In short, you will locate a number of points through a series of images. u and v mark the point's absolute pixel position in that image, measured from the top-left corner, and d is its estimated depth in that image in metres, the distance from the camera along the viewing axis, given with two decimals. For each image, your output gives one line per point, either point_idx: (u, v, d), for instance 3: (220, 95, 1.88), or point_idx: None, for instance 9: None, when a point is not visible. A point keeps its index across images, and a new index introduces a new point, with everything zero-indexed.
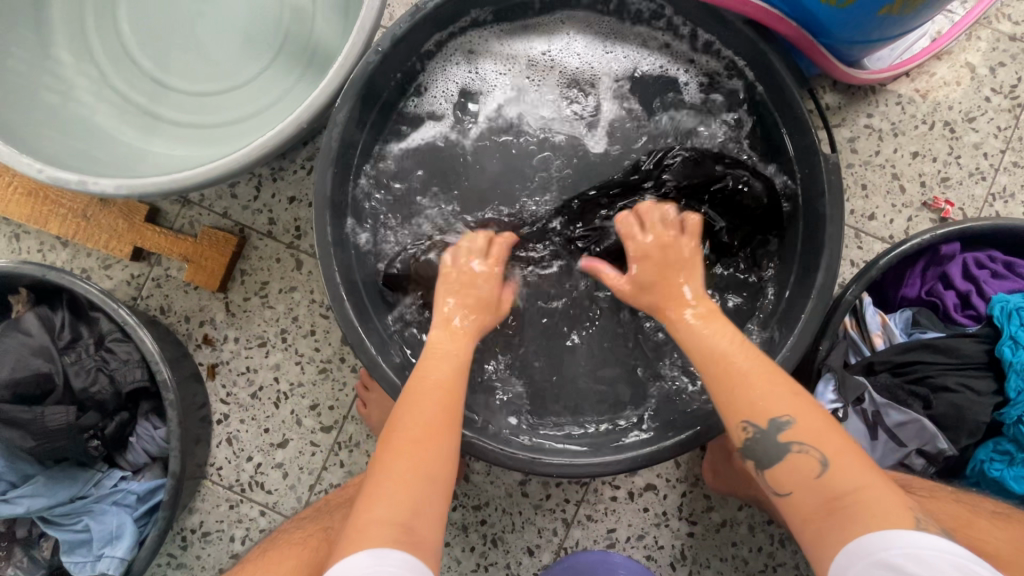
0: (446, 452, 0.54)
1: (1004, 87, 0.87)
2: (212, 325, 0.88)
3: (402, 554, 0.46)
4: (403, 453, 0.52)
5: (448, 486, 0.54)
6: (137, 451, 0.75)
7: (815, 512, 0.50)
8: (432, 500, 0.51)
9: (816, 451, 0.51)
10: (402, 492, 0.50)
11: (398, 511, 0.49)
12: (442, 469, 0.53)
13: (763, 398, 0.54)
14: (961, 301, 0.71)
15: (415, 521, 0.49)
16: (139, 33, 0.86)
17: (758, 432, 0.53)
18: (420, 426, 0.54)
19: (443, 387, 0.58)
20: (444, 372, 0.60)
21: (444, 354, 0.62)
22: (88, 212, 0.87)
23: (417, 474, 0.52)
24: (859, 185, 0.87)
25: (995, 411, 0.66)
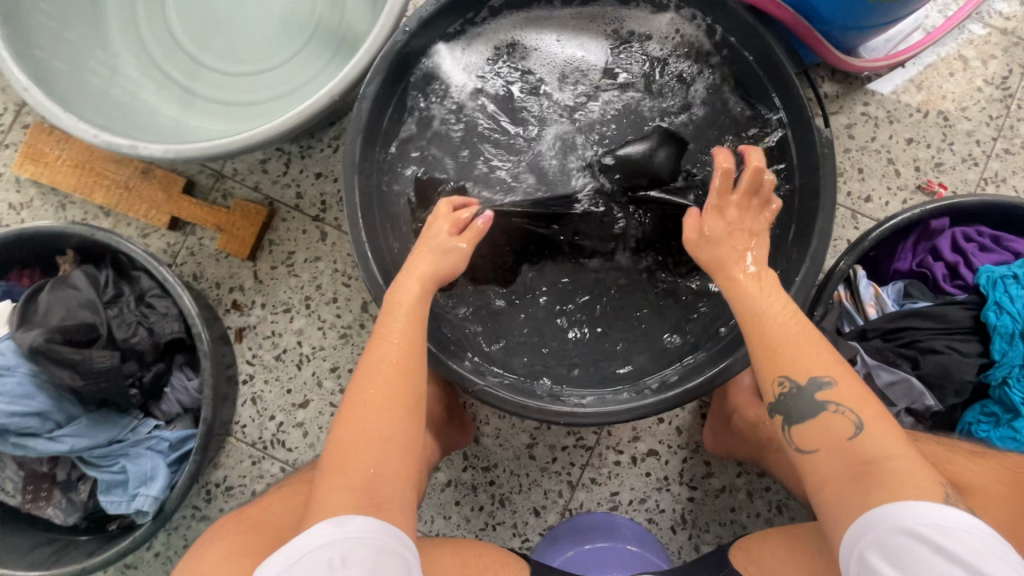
0: (405, 419, 0.58)
1: (996, 78, 0.92)
2: (241, 292, 0.94)
3: (366, 517, 0.52)
4: (360, 422, 0.56)
5: (411, 447, 0.58)
6: (171, 401, 0.81)
7: (838, 473, 0.53)
8: (394, 463, 0.56)
9: (853, 413, 0.54)
10: (359, 460, 0.55)
11: (359, 478, 0.54)
12: (401, 434, 0.57)
13: (810, 364, 0.56)
14: (950, 273, 0.75)
15: (375, 486, 0.54)
16: (183, 18, 0.93)
17: (794, 386, 0.56)
18: (377, 395, 0.57)
19: (400, 354, 0.60)
20: (400, 336, 0.61)
21: (407, 318, 0.62)
22: (131, 183, 0.94)
23: (375, 441, 0.56)
24: (856, 169, 0.91)
25: (981, 373, 0.69)
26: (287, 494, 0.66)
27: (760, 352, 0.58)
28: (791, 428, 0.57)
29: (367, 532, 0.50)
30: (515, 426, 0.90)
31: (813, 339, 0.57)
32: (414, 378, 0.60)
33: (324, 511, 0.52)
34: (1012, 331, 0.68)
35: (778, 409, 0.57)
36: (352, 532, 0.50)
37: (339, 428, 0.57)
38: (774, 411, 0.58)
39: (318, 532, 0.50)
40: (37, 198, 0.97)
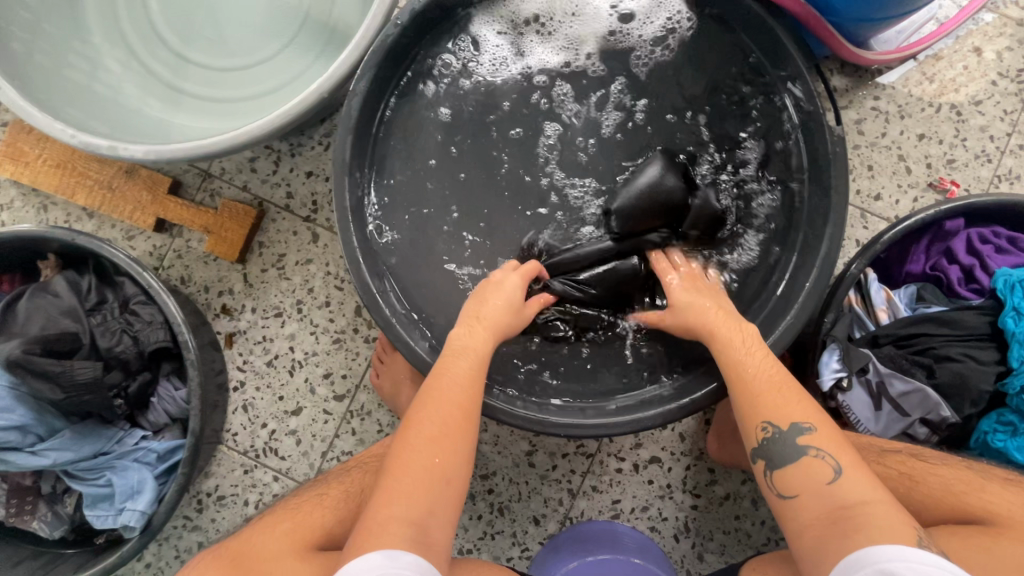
0: (462, 459, 0.56)
1: (1011, 71, 0.88)
2: (231, 295, 0.91)
3: (416, 556, 0.48)
4: (419, 454, 0.54)
5: (461, 488, 0.55)
6: (158, 411, 0.78)
7: (817, 520, 0.50)
8: (446, 501, 0.53)
9: (833, 460, 0.52)
10: (417, 493, 0.52)
11: (415, 513, 0.51)
12: (457, 473, 0.55)
13: (788, 409, 0.56)
14: (964, 276, 0.73)
15: (428, 523, 0.51)
16: (166, 10, 0.89)
17: (779, 433, 0.55)
18: (441, 429, 0.56)
19: (463, 392, 0.59)
20: (468, 372, 0.61)
21: (470, 356, 0.62)
22: (115, 184, 0.90)
23: (432, 477, 0.53)
24: (866, 166, 0.88)
25: (998, 381, 0.67)
26: (291, 524, 0.63)
27: (739, 390, 0.59)
28: (773, 471, 0.54)
29: (419, 572, 0.47)
30: (514, 433, 0.87)
31: (788, 385, 0.58)
32: (473, 417, 0.59)
33: (371, 539, 0.49)
34: None
35: (760, 454, 0.55)
36: (400, 565, 0.47)
37: (395, 456, 0.55)
38: (756, 456, 0.56)
39: (367, 564, 0.47)
40: (17, 199, 0.94)
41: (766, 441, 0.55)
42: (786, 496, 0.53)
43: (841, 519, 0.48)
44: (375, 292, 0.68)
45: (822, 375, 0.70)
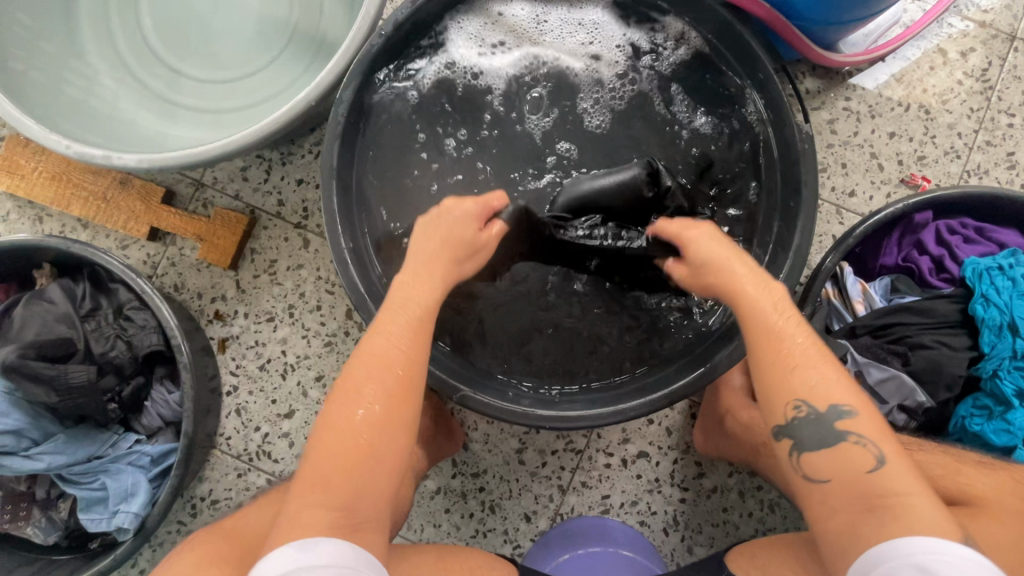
0: (400, 433, 0.53)
1: (976, 71, 0.92)
2: (223, 301, 0.93)
3: (338, 542, 0.47)
4: (348, 430, 0.52)
5: (400, 465, 0.53)
6: (152, 415, 0.79)
7: (843, 505, 0.49)
8: (380, 480, 0.51)
9: (875, 446, 0.50)
10: (346, 471, 0.50)
11: (336, 497, 0.49)
12: (394, 449, 0.53)
13: (832, 385, 0.52)
14: (935, 266, 0.75)
15: (358, 505, 0.50)
16: (157, 25, 0.91)
17: (812, 412, 0.52)
18: (373, 401, 0.53)
19: (405, 359, 0.56)
20: (414, 339, 0.58)
21: (416, 322, 0.59)
22: (110, 194, 0.93)
23: (361, 456, 0.51)
24: (839, 164, 0.91)
25: (972, 366, 0.69)
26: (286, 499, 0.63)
27: (776, 362, 0.53)
28: (803, 453, 0.52)
29: (336, 560, 0.45)
30: (504, 431, 0.89)
31: (833, 361, 0.54)
32: (413, 387, 0.55)
33: (298, 524, 0.48)
34: (999, 324, 0.67)
35: (787, 433, 0.53)
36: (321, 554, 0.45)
37: (319, 435, 0.53)
38: (781, 435, 0.53)
39: (285, 554, 0.45)
40: (14, 211, 0.95)
41: (796, 419, 0.52)
42: (815, 478, 0.52)
43: (878, 508, 0.47)
44: (363, 290, 0.70)
45: None
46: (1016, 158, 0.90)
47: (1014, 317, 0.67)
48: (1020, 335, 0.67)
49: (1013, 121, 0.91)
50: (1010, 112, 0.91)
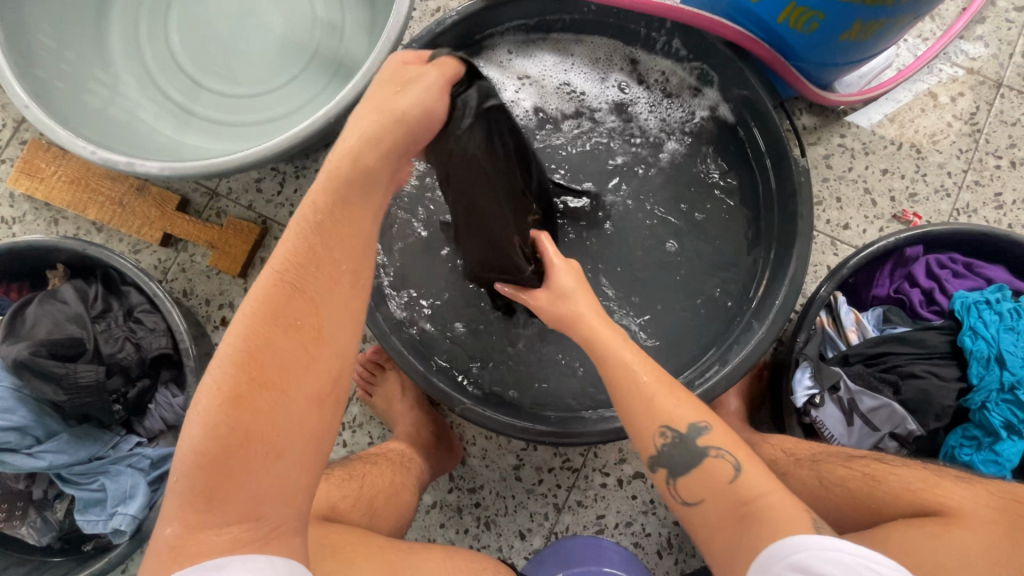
0: (304, 415, 0.43)
1: (964, 114, 0.96)
2: (230, 308, 0.94)
3: (247, 558, 0.40)
4: (239, 418, 0.41)
5: (314, 454, 0.44)
6: (155, 418, 0.80)
7: (724, 521, 0.49)
8: (279, 481, 0.42)
9: (732, 456, 0.50)
10: (247, 474, 0.41)
11: (243, 502, 0.41)
12: (303, 436, 0.43)
13: (640, 420, 0.53)
14: (925, 298, 0.77)
15: (258, 509, 0.41)
16: (183, 39, 0.95)
17: (675, 436, 0.52)
18: (250, 382, 0.42)
19: (290, 322, 0.43)
20: (308, 302, 0.44)
21: (324, 276, 0.45)
22: (126, 200, 0.95)
23: (246, 454, 0.41)
24: (834, 198, 0.94)
25: (961, 397, 0.71)
26: None
27: (624, 388, 0.55)
28: (677, 480, 0.52)
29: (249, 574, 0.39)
30: (502, 447, 0.90)
31: (651, 367, 0.56)
32: (321, 352, 0.44)
33: (189, 543, 0.40)
34: (987, 355, 0.69)
35: (660, 463, 0.53)
36: None
37: (188, 433, 0.41)
38: (656, 465, 0.53)
39: None
40: (29, 213, 0.98)
41: (663, 447, 0.52)
42: (691, 498, 0.52)
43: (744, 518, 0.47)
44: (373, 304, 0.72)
45: (796, 392, 0.73)
46: (1003, 198, 0.94)
47: (1001, 350, 0.69)
48: (1007, 367, 0.68)
49: (1000, 163, 0.95)
50: (997, 155, 0.95)
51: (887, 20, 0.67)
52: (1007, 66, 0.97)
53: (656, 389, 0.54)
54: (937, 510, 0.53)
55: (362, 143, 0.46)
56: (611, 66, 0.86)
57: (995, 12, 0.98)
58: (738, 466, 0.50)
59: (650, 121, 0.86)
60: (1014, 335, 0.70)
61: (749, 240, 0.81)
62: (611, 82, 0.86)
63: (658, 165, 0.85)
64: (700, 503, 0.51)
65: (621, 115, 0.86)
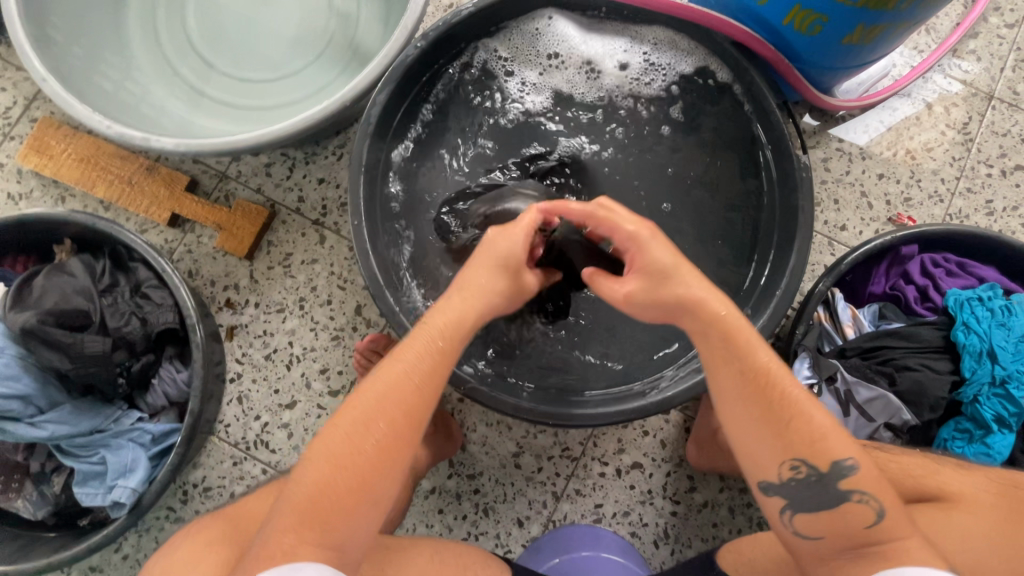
0: (396, 479, 0.52)
1: (957, 124, 1.00)
2: (235, 290, 0.95)
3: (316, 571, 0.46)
4: (347, 468, 0.50)
5: (384, 511, 0.51)
6: (157, 393, 0.80)
7: (843, 557, 0.47)
8: (360, 526, 0.50)
9: (876, 501, 0.47)
10: (338, 514, 0.49)
11: (327, 536, 0.48)
12: (387, 495, 0.51)
13: (776, 447, 0.49)
14: (920, 295, 0.79)
15: (345, 548, 0.49)
16: (200, 25, 0.96)
17: (811, 471, 0.48)
18: (375, 445, 0.51)
19: (399, 401, 0.53)
20: (422, 389, 0.54)
21: (434, 365, 0.55)
22: (135, 179, 0.95)
23: (354, 499, 0.49)
24: (832, 200, 0.97)
25: (953, 391, 0.73)
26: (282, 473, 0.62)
27: (769, 412, 0.49)
28: (795, 514, 0.50)
29: None
30: (503, 435, 0.90)
31: (815, 402, 0.51)
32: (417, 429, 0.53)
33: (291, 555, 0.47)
34: (980, 350, 0.71)
35: (782, 491, 0.50)
36: None
37: (303, 475, 0.50)
38: (774, 492, 0.50)
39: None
40: (37, 189, 0.98)
41: (788, 480, 0.49)
42: (808, 531, 0.49)
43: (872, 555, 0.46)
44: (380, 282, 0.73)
45: None
46: (993, 205, 0.97)
47: (992, 345, 0.71)
48: (998, 362, 0.71)
49: (991, 172, 0.98)
50: (988, 164, 0.98)
51: (888, 25, 0.70)
52: (999, 80, 1.01)
53: (823, 429, 0.49)
54: (932, 488, 0.54)
55: (481, 265, 0.61)
56: (612, 42, 0.86)
57: (987, 28, 1.02)
58: (880, 512, 0.47)
59: (661, 100, 0.86)
60: (1006, 331, 0.72)
61: (754, 223, 0.82)
62: (632, 57, 0.86)
63: (666, 155, 0.86)
64: (820, 539, 0.49)
65: (629, 93, 0.87)
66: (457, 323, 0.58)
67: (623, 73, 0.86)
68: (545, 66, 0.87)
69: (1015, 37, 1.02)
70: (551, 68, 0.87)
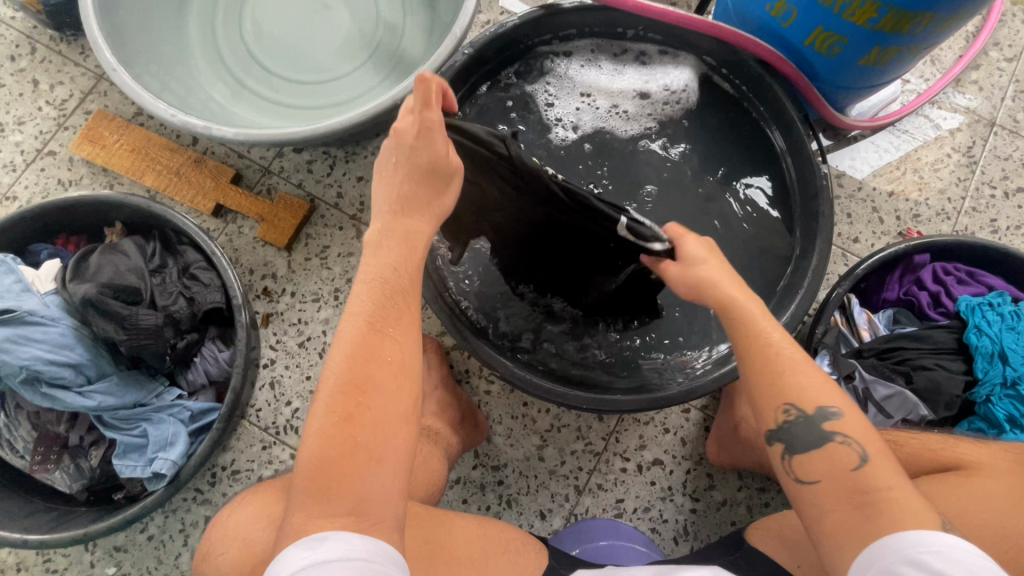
0: (398, 424, 0.48)
1: (962, 147, 1.06)
2: (273, 280, 0.98)
3: (345, 536, 0.43)
4: (348, 430, 0.46)
5: (400, 464, 0.48)
6: (199, 371, 0.82)
7: (837, 503, 0.48)
8: (380, 488, 0.46)
9: (860, 446, 0.49)
10: (350, 475, 0.45)
11: (347, 500, 0.45)
12: (394, 443, 0.48)
13: (761, 394, 0.52)
14: (932, 301, 0.83)
15: (364, 504, 0.45)
16: (254, 29, 1.02)
17: (801, 416, 0.51)
18: (355, 404, 0.47)
19: (383, 356, 0.50)
20: (388, 334, 0.51)
21: (394, 309, 0.52)
22: (182, 170, 1.00)
23: (359, 458, 0.46)
24: (845, 214, 1.02)
25: (966, 391, 0.76)
26: None
27: (754, 356, 0.53)
28: (794, 456, 0.51)
29: (357, 547, 0.43)
30: (527, 428, 0.93)
31: (807, 361, 0.53)
32: (407, 377, 0.50)
33: (312, 526, 0.44)
34: (991, 351, 0.75)
35: (780, 438, 0.51)
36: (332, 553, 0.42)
37: (304, 450, 0.47)
38: (773, 439, 0.52)
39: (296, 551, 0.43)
40: (86, 177, 1.02)
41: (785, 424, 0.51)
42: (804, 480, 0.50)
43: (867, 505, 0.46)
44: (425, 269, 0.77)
45: None
46: (998, 224, 1.02)
47: (1003, 347, 0.75)
48: (1009, 363, 0.74)
49: (995, 193, 1.03)
50: (992, 186, 1.04)
51: (901, 47, 0.76)
52: (999, 108, 1.07)
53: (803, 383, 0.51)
54: (950, 465, 0.58)
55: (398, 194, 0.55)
56: (625, 64, 0.93)
57: (987, 61, 1.09)
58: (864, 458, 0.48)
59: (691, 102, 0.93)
60: (1015, 335, 0.76)
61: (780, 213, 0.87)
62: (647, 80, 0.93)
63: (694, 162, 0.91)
64: (819, 483, 0.49)
65: (659, 101, 0.93)
66: (401, 266, 0.54)
67: (641, 97, 0.93)
68: (577, 98, 0.93)
69: (1013, 70, 1.09)
70: (581, 99, 0.93)
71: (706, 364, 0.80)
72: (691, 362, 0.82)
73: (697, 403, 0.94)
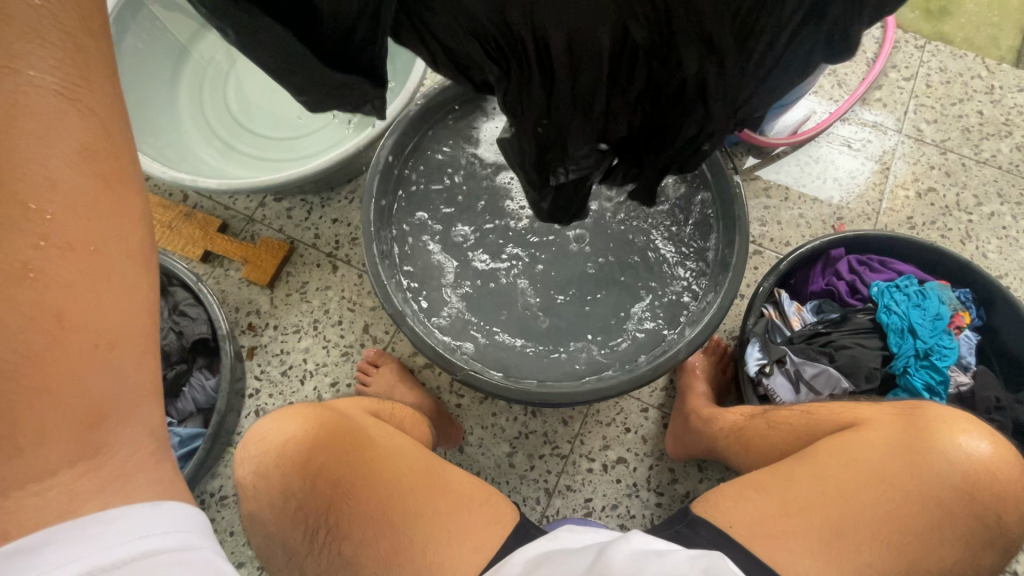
0: (130, 271, 0.37)
1: (874, 156, 1.18)
2: (257, 315, 1.07)
3: (77, 528, 0.33)
4: (41, 314, 0.32)
5: (149, 338, 0.38)
6: (187, 399, 0.90)
7: None
8: (125, 382, 0.36)
9: None
10: (60, 371, 0.33)
11: (79, 407, 0.34)
12: (129, 309, 0.36)
13: None
14: (850, 290, 0.92)
15: (103, 409, 0.35)
16: (237, 98, 1.16)
17: None
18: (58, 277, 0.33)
19: (88, 204, 0.34)
20: (90, 175, 0.35)
21: (83, 130, 0.35)
22: (173, 223, 1.11)
23: (60, 337, 0.33)
24: (775, 221, 1.12)
25: (886, 364, 0.84)
26: None
27: None
28: None
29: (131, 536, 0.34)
30: (497, 436, 0.99)
31: None
32: (120, 232, 0.36)
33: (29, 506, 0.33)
34: (901, 327, 0.83)
35: None
36: (54, 564, 0.32)
37: None
38: None
39: None
40: None
41: None
42: None
43: None
44: (389, 289, 0.85)
45: (748, 363, 0.86)
46: (914, 221, 1.13)
47: (911, 322, 0.83)
48: (919, 336, 0.82)
49: (909, 194, 1.15)
50: (905, 187, 1.15)
51: None
52: (904, 120, 1.20)
53: None
54: (852, 418, 0.67)
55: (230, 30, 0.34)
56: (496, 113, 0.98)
57: (888, 81, 1.23)
58: None
59: None
60: (922, 311, 0.84)
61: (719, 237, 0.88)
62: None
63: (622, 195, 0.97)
64: None
65: None
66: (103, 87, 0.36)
67: None
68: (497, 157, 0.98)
69: (912, 88, 1.23)
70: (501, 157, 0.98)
71: (646, 356, 0.87)
72: (637, 356, 0.89)
73: (655, 402, 1.00)
